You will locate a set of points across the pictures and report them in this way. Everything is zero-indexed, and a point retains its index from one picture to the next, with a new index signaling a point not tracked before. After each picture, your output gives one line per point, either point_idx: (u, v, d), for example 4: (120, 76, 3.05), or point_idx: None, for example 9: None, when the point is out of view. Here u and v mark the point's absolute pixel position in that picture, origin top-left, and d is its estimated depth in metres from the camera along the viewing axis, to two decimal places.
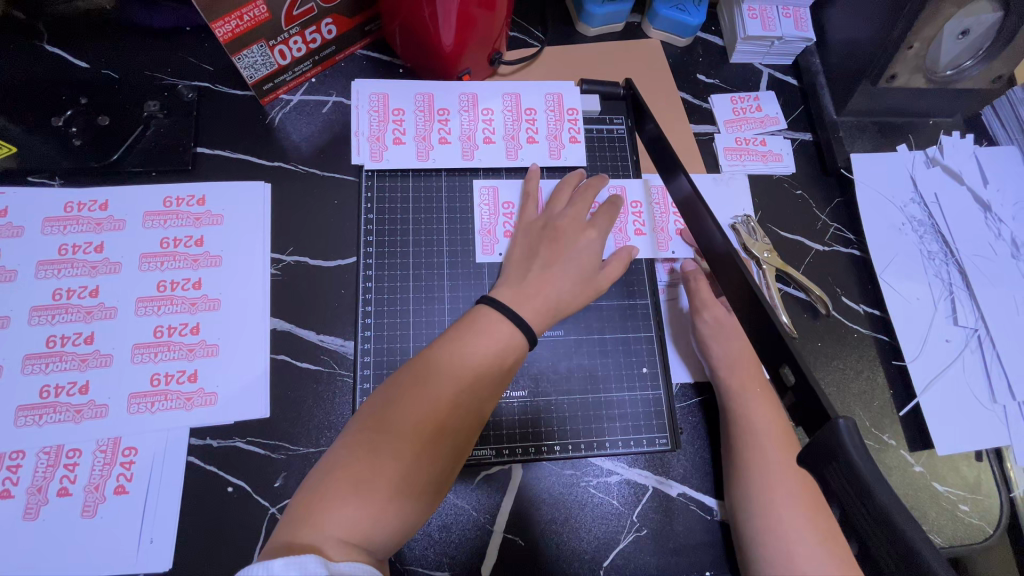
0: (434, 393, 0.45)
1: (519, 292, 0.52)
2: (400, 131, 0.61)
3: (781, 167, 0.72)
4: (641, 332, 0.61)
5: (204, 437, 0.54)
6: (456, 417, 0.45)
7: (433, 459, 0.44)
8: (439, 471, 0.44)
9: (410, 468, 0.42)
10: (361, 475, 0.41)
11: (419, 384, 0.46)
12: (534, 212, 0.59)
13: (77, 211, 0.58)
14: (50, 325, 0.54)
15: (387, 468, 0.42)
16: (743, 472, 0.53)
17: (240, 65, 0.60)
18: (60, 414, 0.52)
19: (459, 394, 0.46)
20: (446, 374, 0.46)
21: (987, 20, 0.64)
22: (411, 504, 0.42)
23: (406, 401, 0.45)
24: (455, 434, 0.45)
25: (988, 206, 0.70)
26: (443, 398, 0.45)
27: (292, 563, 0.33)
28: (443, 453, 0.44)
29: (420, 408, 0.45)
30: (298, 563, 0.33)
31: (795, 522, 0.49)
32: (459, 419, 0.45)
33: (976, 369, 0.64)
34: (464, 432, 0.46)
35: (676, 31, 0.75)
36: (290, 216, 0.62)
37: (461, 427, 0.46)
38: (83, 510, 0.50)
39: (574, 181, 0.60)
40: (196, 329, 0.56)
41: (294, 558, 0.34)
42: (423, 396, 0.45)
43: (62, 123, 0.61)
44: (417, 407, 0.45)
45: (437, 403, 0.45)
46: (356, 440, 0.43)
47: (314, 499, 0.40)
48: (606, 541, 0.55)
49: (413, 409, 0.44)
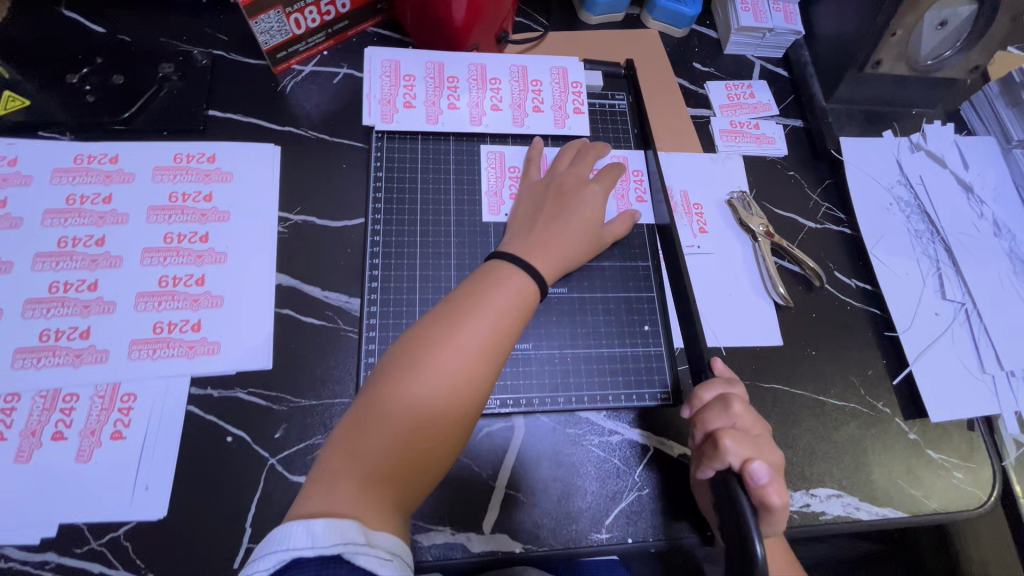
0: (454, 346, 0.45)
1: (527, 246, 0.54)
2: (410, 95, 0.63)
3: (773, 149, 0.75)
4: (642, 292, 0.62)
5: (205, 386, 0.53)
6: (477, 369, 0.46)
7: (459, 410, 0.44)
8: (466, 419, 0.45)
9: (432, 422, 0.43)
10: (386, 431, 0.42)
11: (439, 338, 0.46)
12: (538, 174, 0.61)
13: (87, 163, 0.59)
14: (53, 271, 0.54)
15: (411, 422, 0.43)
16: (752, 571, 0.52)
17: (256, 30, 0.62)
18: (59, 357, 0.51)
19: (478, 347, 0.46)
20: (465, 327, 0.47)
21: (962, 12, 0.69)
22: (436, 456, 0.43)
23: (427, 356, 0.45)
24: (477, 385, 0.46)
25: (970, 188, 0.73)
26: (463, 352, 0.46)
27: (332, 532, 0.35)
28: (466, 403, 0.45)
29: (444, 362, 0.45)
30: (339, 531, 0.35)
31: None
32: (480, 371, 0.46)
33: (965, 340, 0.66)
34: (487, 381, 0.46)
35: (674, 22, 0.78)
36: (297, 179, 0.63)
37: (482, 379, 0.46)
38: (78, 454, 0.49)
39: (579, 145, 0.63)
40: (201, 281, 0.56)
41: (334, 524, 0.36)
42: (443, 350, 0.45)
43: (77, 80, 0.62)
44: (437, 362, 0.45)
45: (457, 357, 0.45)
46: (378, 395, 0.43)
47: (342, 454, 0.41)
48: (609, 499, 0.54)
49: (436, 363, 0.45)
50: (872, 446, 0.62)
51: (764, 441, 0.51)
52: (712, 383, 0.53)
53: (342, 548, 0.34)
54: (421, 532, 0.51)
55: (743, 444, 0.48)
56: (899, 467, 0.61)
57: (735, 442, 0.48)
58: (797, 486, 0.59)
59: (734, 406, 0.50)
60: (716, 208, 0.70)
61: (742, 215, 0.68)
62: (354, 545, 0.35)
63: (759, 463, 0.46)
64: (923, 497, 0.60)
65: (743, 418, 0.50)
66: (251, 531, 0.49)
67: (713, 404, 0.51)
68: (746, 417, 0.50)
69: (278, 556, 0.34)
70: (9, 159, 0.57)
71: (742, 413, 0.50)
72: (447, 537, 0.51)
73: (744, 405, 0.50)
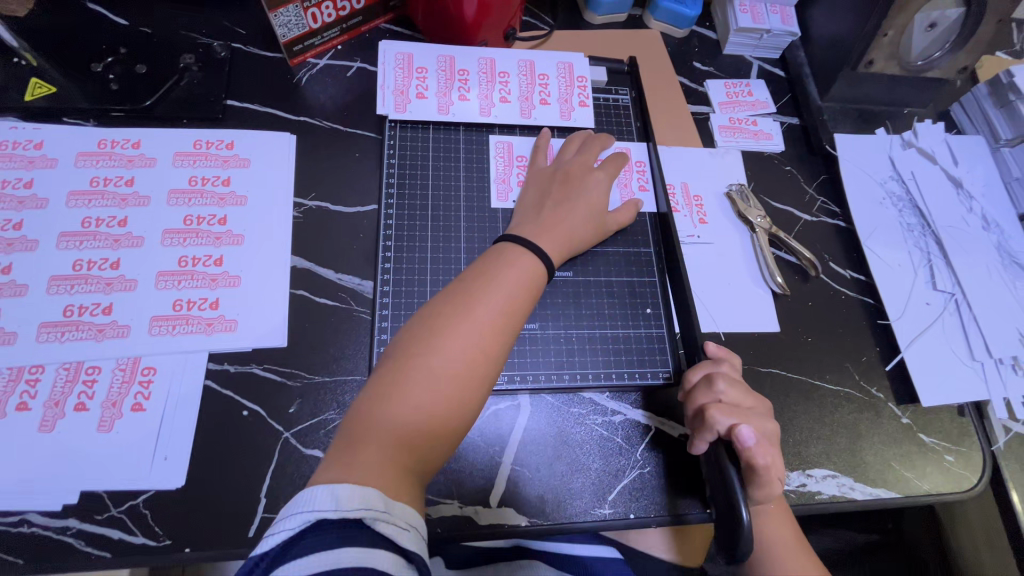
0: (468, 321, 0.48)
1: (535, 229, 0.57)
2: (423, 86, 0.66)
3: (771, 145, 0.77)
4: (644, 278, 0.65)
5: (222, 362, 0.55)
6: (491, 343, 0.48)
7: (473, 383, 0.46)
8: (479, 392, 0.47)
9: (450, 391, 0.45)
10: (406, 400, 0.43)
11: (455, 314, 0.48)
12: (545, 161, 0.65)
13: (111, 148, 0.61)
14: (77, 250, 0.56)
15: (430, 392, 0.44)
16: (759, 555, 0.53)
17: (275, 22, 0.65)
18: (82, 332, 0.53)
19: (492, 322, 0.48)
20: (479, 304, 0.49)
21: (950, 15, 0.72)
22: (453, 425, 0.45)
23: (444, 330, 0.47)
24: (491, 358, 0.48)
25: (960, 184, 0.76)
26: (478, 327, 0.48)
27: (355, 497, 0.37)
28: (481, 374, 0.47)
29: (458, 336, 0.47)
30: (361, 497, 0.37)
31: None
32: (493, 345, 0.48)
33: (955, 329, 0.68)
34: (499, 355, 0.48)
35: (675, 22, 0.81)
36: (312, 166, 0.65)
37: (495, 352, 0.48)
38: (100, 424, 0.51)
39: (583, 137, 0.66)
40: (219, 261, 0.58)
41: (357, 490, 0.37)
42: (459, 325, 0.47)
43: (101, 69, 0.64)
44: (454, 335, 0.47)
45: (473, 332, 0.47)
46: (398, 367, 0.45)
47: (363, 422, 0.42)
48: (613, 476, 0.56)
49: (450, 338, 0.46)
50: (866, 430, 0.64)
51: (754, 412, 0.54)
52: (698, 366, 0.56)
53: (364, 513, 0.36)
54: (431, 504, 0.53)
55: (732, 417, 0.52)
56: (892, 450, 0.63)
57: (722, 413, 0.51)
58: (793, 466, 0.61)
59: (716, 383, 0.54)
60: (715, 200, 0.72)
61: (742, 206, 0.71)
62: (374, 512, 0.37)
63: (746, 428, 0.50)
64: (915, 478, 0.62)
65: (727, 390, 0.53)
66: (266, 500, 0.51)
67: (699, 384, 0.55)
68: (730, 388, 0.53)
69: (304, 516, 0.36)
70: (35, 143, 0.60)
71: (724, 388, 0.54)
72: (455, 509, 0.53)
73: (723, 380, 0.54)
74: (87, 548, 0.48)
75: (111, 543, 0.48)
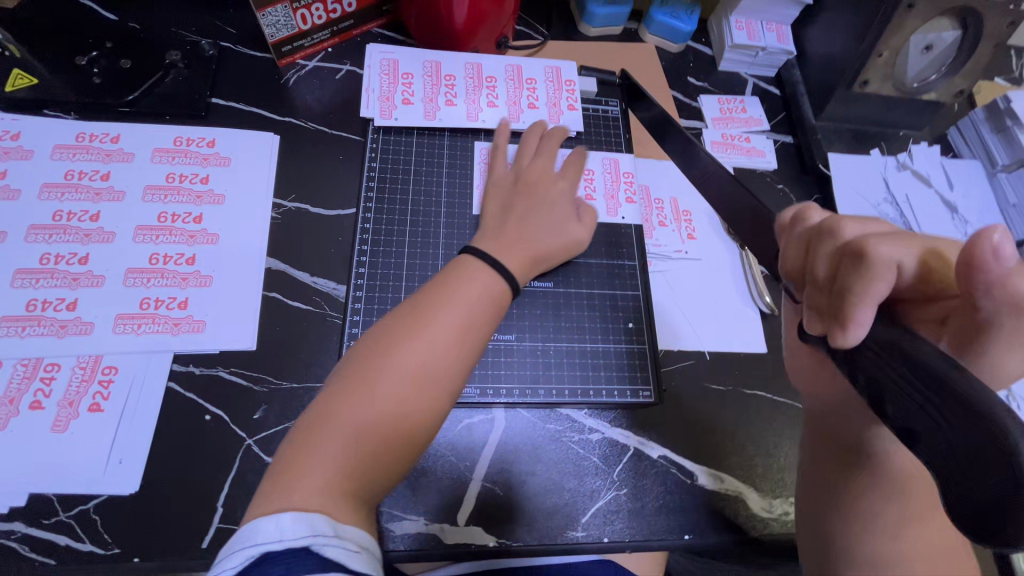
0: (422, 335, 0.46)
1: (496, 242, 0.55)
2: (409, 92, 0.66)
3: (763, 162, 0.76)
4: (628, 291, 0.63)
5: (187, 364, 0.53)
6: (447, 358, 0.46)
7: (422, 405, 0.44)
8: (428, 415, 0.45)
9: (399, 408, 0.43)
10: (351, 417, 0.42)
11: (406, 331, 0.46)
12: (503, 167, 0.63)
13: (89, 141, 0.60)
14: (46, 243, 0.55)
15: (378, 408, 0.42)
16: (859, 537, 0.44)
17: (262, 22, 0.64)
18: (43, 327, 0.51)
19: (449, 337, 0.47)
20: (433, 320, 0.47)
21: (947, 37, 0.71)
22: (399, 448, 0.43)
23: (394, 348, 0.45)
24: (445, 377, 0.46)
25: (955, 208, 0.75)
26: (430, 344, 0.46)
27: (302, 523, 0.35)
28: (435, 392, 0.45)
29: (409, 355, 0.45)
30: (308, 522, 0.35)
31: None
32: (448, 363, 0.46)
33: None
34: (454, 376, 0.46)
35: (670, 37, 0.81)
36: (294, 167, 0.64)
37: (452, 367, 0.46)
38: (55, 424, 0.49)
39: (537, 134, 0.65)
40: (191, 260, 0.57)
41: (303, 516, 0.35)
42: (410, 342, 0.45)
43: (85, 62, 0.64)
44: (403, 354, 0.45)
45: (427, 346, 0.46)
46: (346, 382, 0.44)
47: (303, 445, 0.40)
48: (586, 497, 0.54)
49: (398, 357, 0.45)
50: None
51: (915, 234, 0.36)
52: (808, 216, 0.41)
53: (311, 539, 0.34)
54: (396, 520, 0.50)
55: (901, 242, 0.34)
56: None
57: (885, 241, 0.34)
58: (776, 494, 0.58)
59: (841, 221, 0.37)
60: (705, 216, 0.71)
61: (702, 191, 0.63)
62: (322, 537, 0.35)
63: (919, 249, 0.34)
64: None
65: (866, 227, 0.37)
66: (223, 510, 0.49)
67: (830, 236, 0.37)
68: (871, 225, 0.37)
69: (246, 552, 0.34)
70: (13, 134, 0.59)
71: (862, 228, 0.37)
72: (421, 526, 0.51)
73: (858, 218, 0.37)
74: (31, 554, 0.45)
75: (57, 550, 0.46)
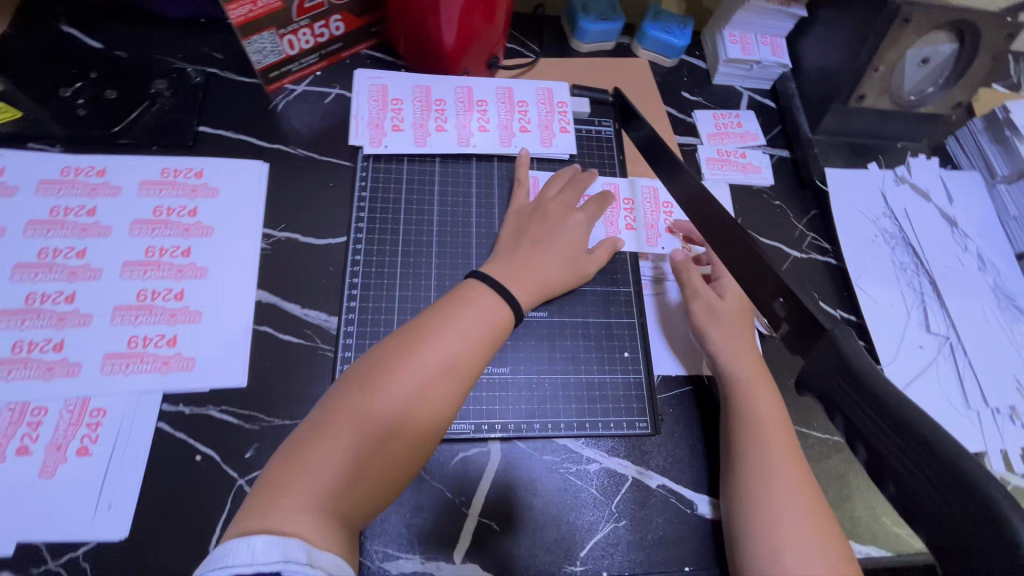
0: (417, 364, 0.45)
1: (508, 272, 0.54)
2: (398, 118, 0.65)
3: (760, 178, 0.75)
4: (623, 318, 0.63)
5: (176, 403, 0.52)
6: (443, 388, 0.45)
7: (415, 433, 0.43)
8: (420, 443, 0.44)
9: (390, 439, 0.42)
10: (340, 448, 0.40)
11: (405, 353, 0.45)
12: (525, 197, 0.64)
13: (74, 175, 0.59)
14: (31, 282, 0.54)
15: (368, 438, 0.41)
16: (735, 437, 0.54)
17: (249, 49, 0.63)
18: (30, 369, 0.51)
19: (446, 366, 0.46)
20: (432, 345, 0.46)
21: (944, 50, 0.70)
22: (390, 474, 0.42)
23: (392, 370, 0.44)
24: (441, 405, 0.45)
25: (955, 222, 0.74)
26: (429, 370, 0.45)
27: (275, 547, 0.34)
28: (428, 423, 0.44)
29: (407, 379, 0.44)
30: (282, 547, 0.35)
31: (794, 514, 0.48)
32: (445, 390, 0.45)
33: (949, 375, 0.65)
34: (450, 404, 0.45)
35: (663, 52, 0.80)
36: (283, 196, 0.63)
37: (448, 398, 0.45)
38: (42, 470, 0.48)
39: (570, 173, 0.65)
40: (180, 295, 0.56)
41: (277, 539, 0.35)
42: (409, 366, 0.45)
43: (70, 94, 0.63)
44: (400, 377, 0.44)
45: (422, 378, 0.44)
46: (335, 409, 0.42)
47: (293, 464, 0.40)
48: (584, 530, 0.53)
49: (395, 379, 0.44)
50: (854, 480, 0.60)
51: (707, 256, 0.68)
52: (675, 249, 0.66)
53: (283, 565, 0.34)
54: (391, 560, 0.50)
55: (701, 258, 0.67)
56: (884, 503, 0.59)
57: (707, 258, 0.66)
58: None
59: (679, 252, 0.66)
60: None
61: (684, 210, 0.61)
62: (295, 564, 0.34)
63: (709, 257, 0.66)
64: (908, 535, 0.58)
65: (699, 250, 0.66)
66: None
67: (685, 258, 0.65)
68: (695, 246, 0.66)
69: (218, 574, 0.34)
70: None
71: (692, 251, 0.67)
72: (417, 565, 0.50)
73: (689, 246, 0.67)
74: None
75: None
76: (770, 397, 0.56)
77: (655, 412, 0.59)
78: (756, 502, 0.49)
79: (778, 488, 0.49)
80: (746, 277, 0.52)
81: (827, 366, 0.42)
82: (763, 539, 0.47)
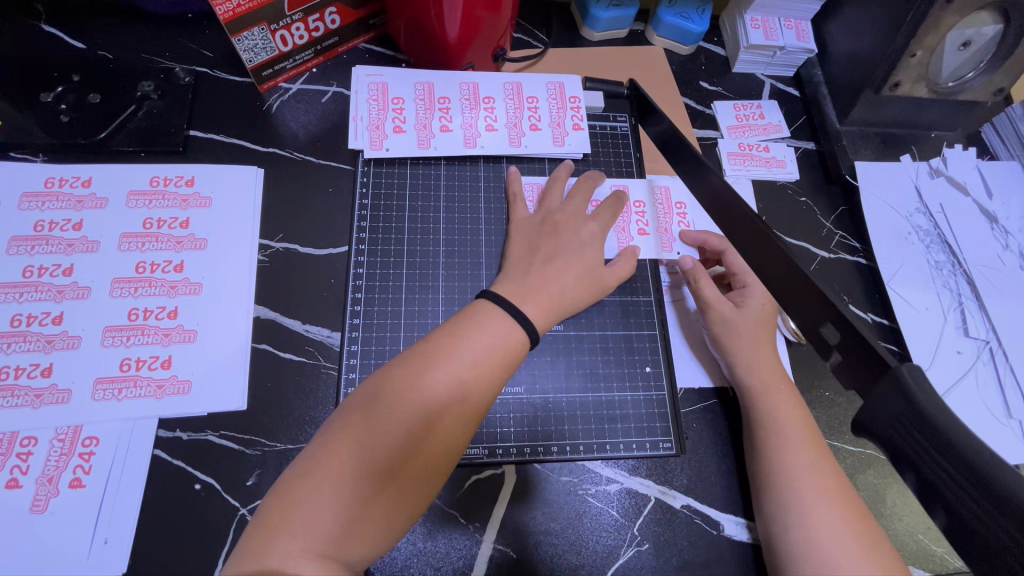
0: (424, 392, 0.42)
1: (518, 289, 0.51)
2: (400, 119, 0.61)
3: (784, 173, 0.71)
4: (643, 330, 0.59)
5: (172, 429, 0.50)
6: (452, 418, 0.42)
7: (424, 466, 0.40)
8: (428, 476, 0.41)
9: (394, 476, 0.39)
10: (340, 483, 0.38)
11: (412, 380, 0.42)
12: (524, 210, 0.59)
13: (58, 187, 0.56)
14: (16, 303, 0.51)
15: (370, 473, 0.38)
16: (759, 452, 0.51)
17: (239, 47, 0.59)
18: (17, 397, 0.48)
19: (453, 396, 0.42)
20: (441, 371, 0.43)
21: (987, 32, 0.65)
22: (396, 510, 0.39)
23: (397, 399, 0.41)
24: (450, 437, 0.42)
25: (994, 217, 0.70)
26: (437, 399, 0.42)
27: None
28: (435, 459, 0.41)
29: (413, 410, 0.41)
30: None
31: (833, 530, 0.45)
32: (455, 421, 0.42)
33: (990, 382, 0.61)
34: (460, 436, 0.43)
35: (680, 39, 0.75)
36: (280, 203, 0.60)
37: (456, 430, 0.42)
38: (34, 504, 0.45)
39: (562, 174, 0.62)
40: (174, 313, 0.53)
41: None
42: (415, 395, 0.41)
43: (52, 99, 0.59)
44: (407, 406, 0.41)
45: (429, 408, 0.41)
46: (334, 442, 0.39)
47: (291, 502, 0.37)
48: (605, 557, 0.50)
49: (402, 410, 0.41)
50: (890, 496, 0.57)
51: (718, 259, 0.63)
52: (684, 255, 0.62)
53: None
54: None
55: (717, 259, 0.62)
56: (921, 521, 0.56)
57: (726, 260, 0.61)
58: None
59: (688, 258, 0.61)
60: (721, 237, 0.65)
61: (709, 213, 0.57)
62: None
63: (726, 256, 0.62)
64: (947, 554, 0.55)
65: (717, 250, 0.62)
66: None
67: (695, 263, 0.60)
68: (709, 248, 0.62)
69: None
70: None
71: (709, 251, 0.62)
72: None
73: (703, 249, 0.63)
74: None
75: None
76: (798, 409, 0.52)
77: (678, 429, 0.55)
78: (789, 521, 0.46)
79: (813, 503, 0.46)
80: (780, 288, 0.48)
81: (891, 408, 0.38)
82: (803, 560, 0.44)
